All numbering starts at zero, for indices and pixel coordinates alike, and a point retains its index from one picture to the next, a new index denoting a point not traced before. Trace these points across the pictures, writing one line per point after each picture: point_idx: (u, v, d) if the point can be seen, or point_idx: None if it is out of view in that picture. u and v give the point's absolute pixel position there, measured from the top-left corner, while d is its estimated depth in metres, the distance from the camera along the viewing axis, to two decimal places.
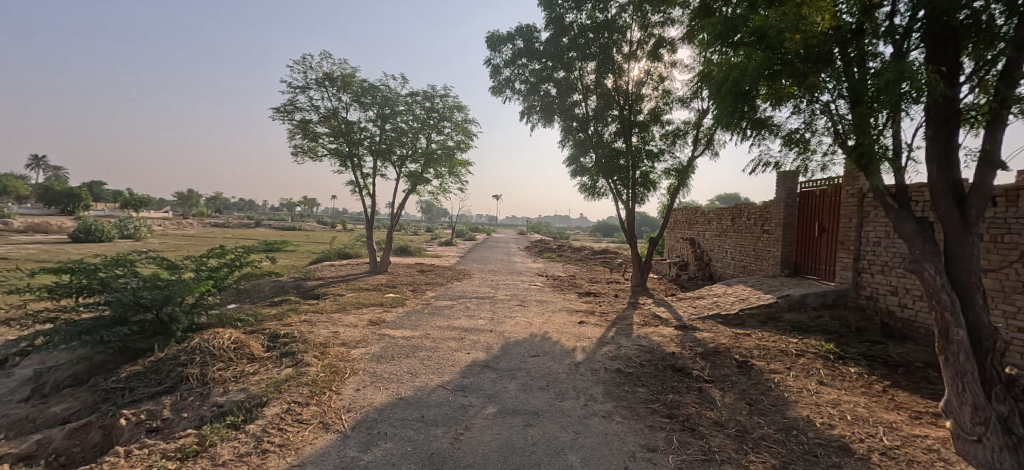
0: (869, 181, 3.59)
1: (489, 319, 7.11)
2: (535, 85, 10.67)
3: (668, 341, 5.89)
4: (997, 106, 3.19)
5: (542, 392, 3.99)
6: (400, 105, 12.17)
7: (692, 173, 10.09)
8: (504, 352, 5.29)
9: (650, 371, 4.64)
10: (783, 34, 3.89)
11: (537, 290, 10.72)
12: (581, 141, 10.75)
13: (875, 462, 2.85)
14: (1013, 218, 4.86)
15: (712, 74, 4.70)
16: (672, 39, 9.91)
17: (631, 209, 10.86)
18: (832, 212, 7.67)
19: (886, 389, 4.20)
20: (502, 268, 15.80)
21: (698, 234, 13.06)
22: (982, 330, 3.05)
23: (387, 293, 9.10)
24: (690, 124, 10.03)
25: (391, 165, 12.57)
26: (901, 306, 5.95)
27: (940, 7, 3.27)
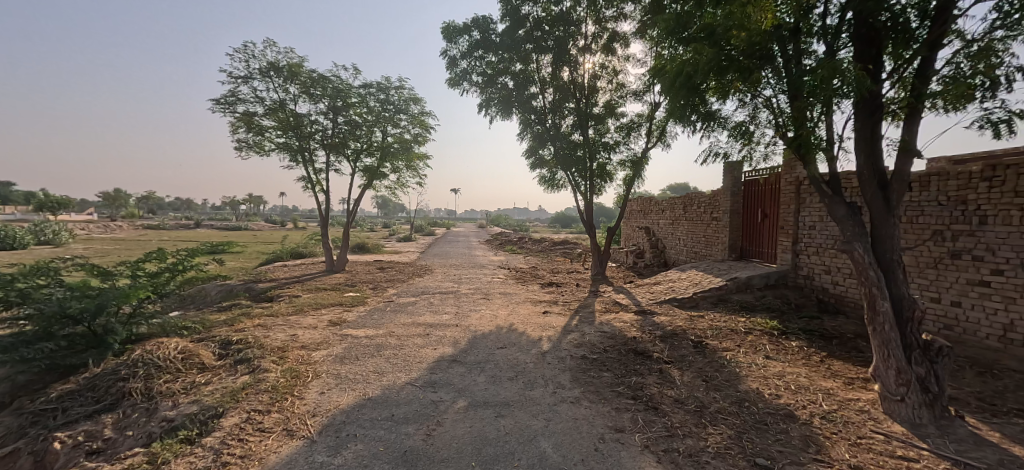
0: (808, 170, 3.86)
1: (453, 314, 7.06)
2: (492, 78, 10.58)
3: (629, 326, 6.11)
4: (915, 101, 3.52)
5: (511, 383, 4.03)
6: (352, 97, 11.70)
7: (646, 165, 10.42)
8: (471, 346, 5.27)
9: (614, 356, 4.80)
10: (729, 31, 4.03)
11: (501, 282, 10.75)
12: (540, 134, 10.80)
13: (816, 425, 3.12)
14: (924, 201, 5.43)
15: (664, 69, 4.85)
16: (625, 33, 10.13)
17: (589, 201, 11.06)
18: (772, 200, 8.21)
19: (823, 359, 4.59)
20: (465, 262, 15.69)
21: (652, 223, 13.58)
22: (903, 301, 3.39)
23: (346, 293, 8.80)
24: (643, 117, 10.35)
25: (345, 160, 12.09)
26: (834, 284, 6.50)
27: (864, 10, 3.57)
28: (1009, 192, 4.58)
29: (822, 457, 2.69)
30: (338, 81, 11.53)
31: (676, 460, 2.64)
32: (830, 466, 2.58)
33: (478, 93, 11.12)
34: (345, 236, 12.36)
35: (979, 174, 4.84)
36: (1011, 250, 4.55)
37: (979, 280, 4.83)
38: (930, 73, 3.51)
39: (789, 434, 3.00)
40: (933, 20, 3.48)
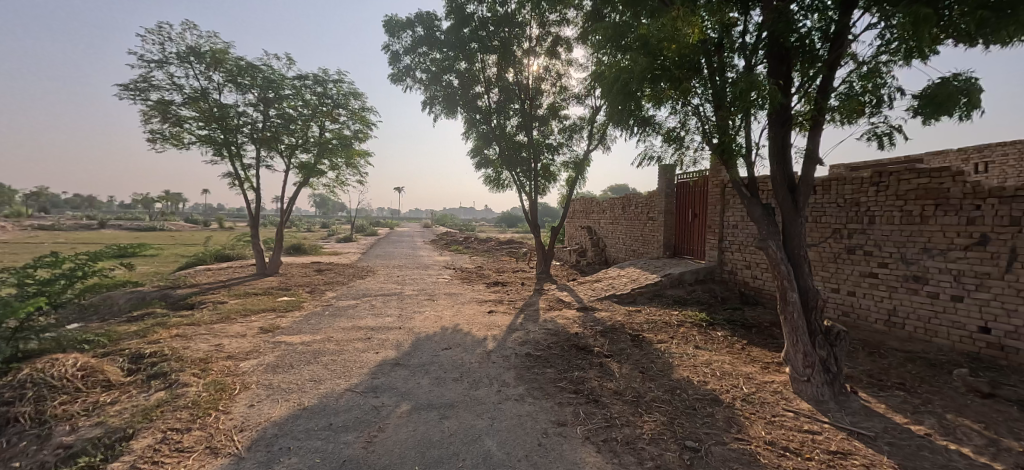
0: (730, 174, 4.19)
1: (396, 316, 6.86)
2: (436, 75, 10.40)
3: (572, 322, 6.29)
4: (817, 115, 3.95)
5: (455, 384, 3.99)
6: (286, 88, 10.98)
7: (588, 166, 10.79)
8: (415, 348, 5.15)
9: (557, 352, 4.92)
10: (662, 42, 4.26)
11: (446, 283, 10.62)
12: (485, 133, 10.82)
13: (738, 407, 3.40)
14: (826, 203, 6.11)
15: (603, 74, 5.03)
16: (568, 38, 10.41)
17: (534, 201, 11.24)
18: (701, 201, 8.84)
19: (744, 347, 5.01)
20: (410, 263, 15.32)
21: (593, 222, 14.10)
22: (809, 292, 3.78)
23: (278, 297, 8.24)
24: (585, 120, 10.71)
25: (278, 156, 11.32)
26: (753, 278, 7.12)
27: (777, 30, 3.95)
28: (892, 196, 5.27)
29: (743, 436, 2.93)
30: (270, 71, 10.76)
31: (614, 449, 2.76)
32: (749, 444, 2.82)
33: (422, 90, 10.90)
34: (279, 237, 11.59)
35: (869, 179, 5.54)
36: (894, 246, 5.25)
37: (869, 273, 5.52)
38: (830, 90, 3.96)
39: (715, 417, 3.24)
40: (832, 43, 3.94)
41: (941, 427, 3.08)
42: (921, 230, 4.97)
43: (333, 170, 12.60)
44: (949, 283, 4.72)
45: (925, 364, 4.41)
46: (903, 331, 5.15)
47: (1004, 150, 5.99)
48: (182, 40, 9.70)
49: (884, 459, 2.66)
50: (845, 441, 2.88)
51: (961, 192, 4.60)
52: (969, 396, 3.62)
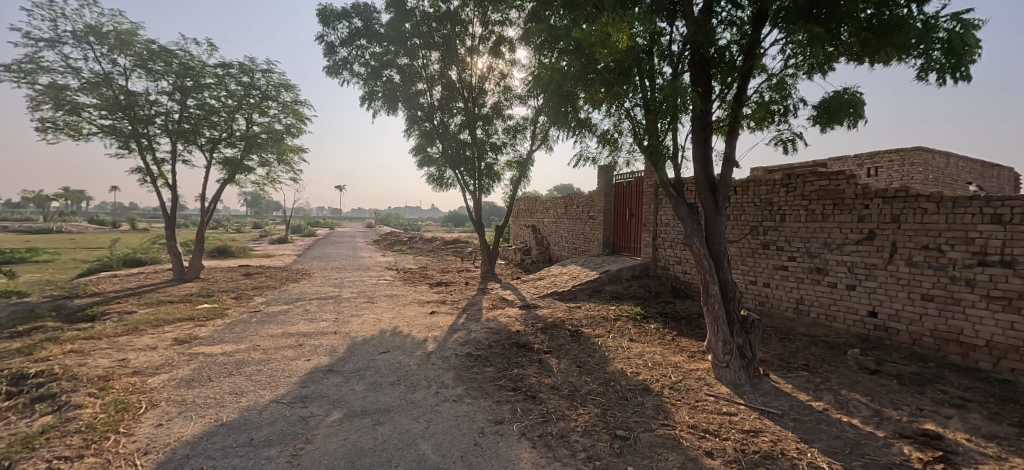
0: (659, 175, 4.43)
1: (331, 321, 6.57)
2: (376, 70, 10.09)
3: (514, 321, 6.37)
4: (734, 121, 4.28)
5: (392, 388, 3.90)
6: (207, 77, 10.13)
7: (531, 166, 10.96)
8: (350, 353, 4.96)
9: (497, 351, 4.95)
10: (594, 47, 4.39)
11: (388, 284, 10.32)
12: (427, 131, 10.65)
13: (666, 395, 3.61)
14: (745, 203, 6.64)
15: (540, 75, 5.09)
16: (511, 38, 10.50)
17: (478, 200, 11.23)
18: (637, 201, 9.29)
19: (674, 338, 5.34)
20: (350, 265, 14.71)
21: (537, 221, 14.36)
22: (728, 285, 4.09)
23: (198, 305, 7.57)
24: (528, 120, 10.88)
25: (198, 150, 10.40)
26: (683, 273, 7.59)
27: (698, 41, 4.22)
28: (800, 196, 5.85)
29: (668, 422, 3.13)
30: (187, 57, 9.88)
31: (549, 443, 2.83)
32: (674, 429, 3.02)
33: (360, 85, 10.52)
34: (201, 239, 10.68)
35: (780, 181, 6.10)
36: (801, 242, 5.83)
37: (782, 266, 6.09)
38: (745, 98, 4.31)
39: (644, 405, 3.43)
40: (746, 55, 4.29)
41: (836, 402, 3.48)
42: (823, 227, 5.56)
43: (263, 167, 11.80)
44: (845, 273, 5.33)
45: (826, 346, 4.95)
46: (809, 317, 5.75)
47: (889, 157, 6.89)
48: (79, 17, 8.62)
49: (788, 434, 2.96)
50: (757, 420, 3.17)
51: (853, 193, 5.20)
52: (859, 373, 4.12)
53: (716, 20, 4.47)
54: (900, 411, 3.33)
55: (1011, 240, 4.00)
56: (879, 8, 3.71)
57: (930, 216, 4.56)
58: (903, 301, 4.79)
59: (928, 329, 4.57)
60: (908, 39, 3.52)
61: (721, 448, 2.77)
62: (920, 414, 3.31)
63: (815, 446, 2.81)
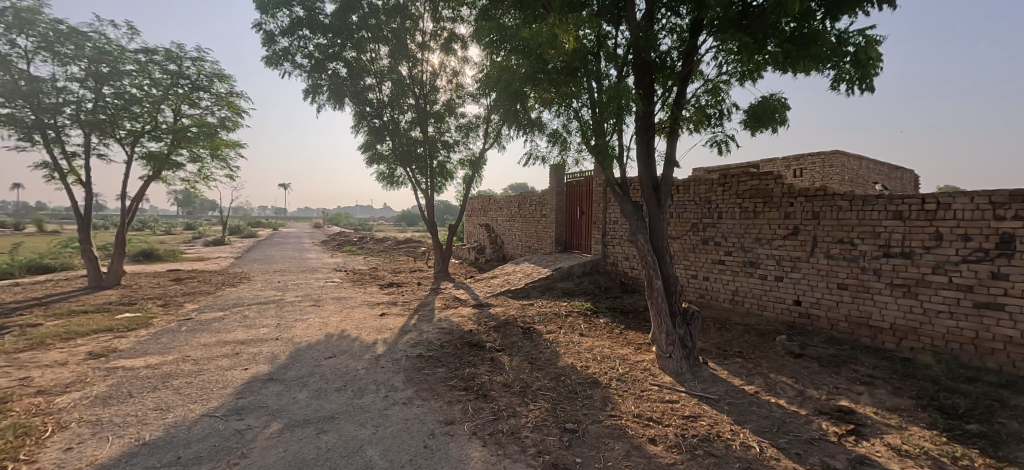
0: (606, 174, 4.57)
1: (273, 326, 6.24)
2: (320, 62, 9.67)
3: (467, 320, 6.36)
4: (674, 124, 4.51)
5: (338, 394, 3.77)
6: (127, 63, 9.24)
7: (484, 165, 10.96)
8: (292, 360, 4.73)
9: (450, 351, 4.93)
10: (542, 47, 4.44)
11: (335, 287, 9.94)
12: (376, 128, 10.35)
13: (613, 387, 3.76)
14: (686, 201, 7.01)
15: (489, 73, 5.06)
16: (463, 36, 10.42)
17: (430, 199, 11.08)
18: (588, 199, 9.56)
19: (623, 331, 5.56)
20: (295, 267, 14.00)
21: (491, 220, 14.39)
22: (670, 279, 4.30)
23: (118, 314, 6.89)
24: (480, 119, 10.87)
25: (116, 143, 9.46)
26: (631, 268, 7.91)
27: (641, 46, 4.40)
28: (734, 195, 6.26)
29: (615, 412, 3.26)
30: (103, 40, 8.96)
31: (500, 440, 2.86)
32: (620, 419, 3.15)
33: (303, 78, 10.02)
34: (122, 242, 9.74)
35: (717, 181, 6.50)
36: (736, 237, 6.24)
37: (719, 260, 6.49)
38: (684, 102, 4.55)
39: (592, 398, 3.54)
40: (684, 61, 4.53)
41: (766, 385, 3.78)
42: (755, 223, 5.99)
43: (194, 162, 10.96)
44: (774, 266, 5.78)
45: (758, 334, 5.36)
46: (744, 307, 6.19)
47: (812, 159, 7.55)
48: None
49: (724, 417, 3.18)
50: (696, 406, 3.37)
51: (781, 192, 5.65)
52: (786, 357, 4.50)
53: (657, 26, 4.68)
54: (820, 390, 3.68)
55: (909, 233, 4.54)
56: (800, 22, 4.05)
57: (844, 213, 5.05)
58: (822, 290, 5.28)
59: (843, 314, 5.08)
60: (823, 52, 3.88)
61: (663, 435, 2.93)
62: (836, 392, 3.67)
63: (747, 427, 3.04)
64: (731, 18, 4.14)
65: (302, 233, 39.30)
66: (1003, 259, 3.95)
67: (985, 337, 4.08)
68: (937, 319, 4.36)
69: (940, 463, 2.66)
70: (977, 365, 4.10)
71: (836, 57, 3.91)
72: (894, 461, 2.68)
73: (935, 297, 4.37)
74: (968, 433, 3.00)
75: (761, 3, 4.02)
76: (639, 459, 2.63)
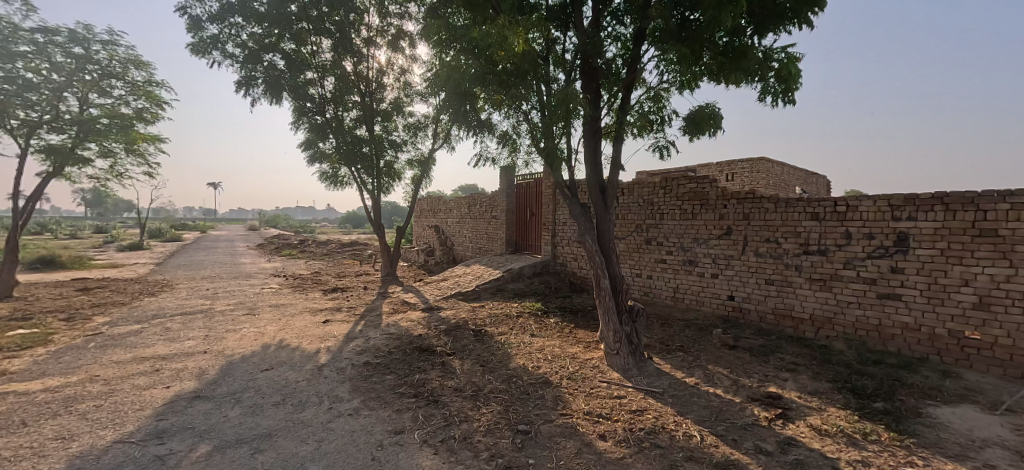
0: (555, 175, 4.66)
1: (201, 339, 5.73)
2: (254, 53, 9.08)
3: (416, 324, 6.22)
4: (620, 128, 4.69)
5: (276, 409, 3.53)
6: (20, 43, 8.16)
7: (433, 165, 10.81)
8: (223, 375, 4.36)
9: (398, 357, 4.79)
10: (492, 48, 4.45)
11: (273, 293, 9.33)
12: (318, 125, 9.88)
13: (564, 385, 3.83)
14: (630, 203, 7.32)
15: (438, 71, 4.99)
16: (411, 33, 10.23)
17: (377, 200, 10.75)
18: (537, 201, 9.73)
19: (573, 330, 5.69)
20: (227, 273, 12.96)
21: (440, 221, 14.22)
22: (616, 279, 4.46)
23: (8, 331, 5.99)
24: (429, 119, 10.72)
25: (5, 133, 8.30)
26: (580, 268, 8.14)
27: (588, 52, 4.54)
28: (674, 197, 6.63)
29: (566, 411, 3.32)
30: None
31: (452, 447, 2.81)
32: (571, 417, 3.21)
33: (235, 68, 9.35)
34: (14, 247, 8.52)
35: (659, 184, 6.86)
36: (677, 237, 6.61)
37: (662, 259, 6.83)
38: (628, 108, 4.76)
39: (544, 397, 3.59)
40: (628, 69, 4.74)
41: (704, 377, 4.03)
42: (694, 224, 6.37)
43: (104, 157, 9.87)
44: (710, 264, 6.18)
45: (697, 328, 5.70)
46: (684, 303, 6.55)
47: (743, 165, 8.19)
48: None
49: (668, 409, 3.34)
50: (643, 400, 3.52)
51: (716, 195, 6.07)
52: (722, 349, 4.82)
53: (603, 34, 4.85)
54: (752, 378, 3.98)
55: (825, 232, 5.04)
56: (732, 37, 4.37)
57: (769, 214, 5.52)
58: (753, 285, 5.71)
59: (771, 307, 5.53)
60: (751, 65, 4.24)
61: (613, 430, 3.02)
62: (765, 379, 3.99)
63: (689, 417, 3.22)
64: (671, 30, 4.39)
65: (236, 237, 36.48)
66: (900, 254, 4.50)
67: (886, 324, 4.62)
68: (847, 309, 4.88)
69: (852, 439, 2.96)
70: (881, 348, 4.63)
71: (762, 70, 4.26)
72: (816, 440, 2.94)
73: (845, 290, 4.88)
74: (875, 411, 3.37)
75: (698, 17, 4.30)
76: (590, 456, 2.69)
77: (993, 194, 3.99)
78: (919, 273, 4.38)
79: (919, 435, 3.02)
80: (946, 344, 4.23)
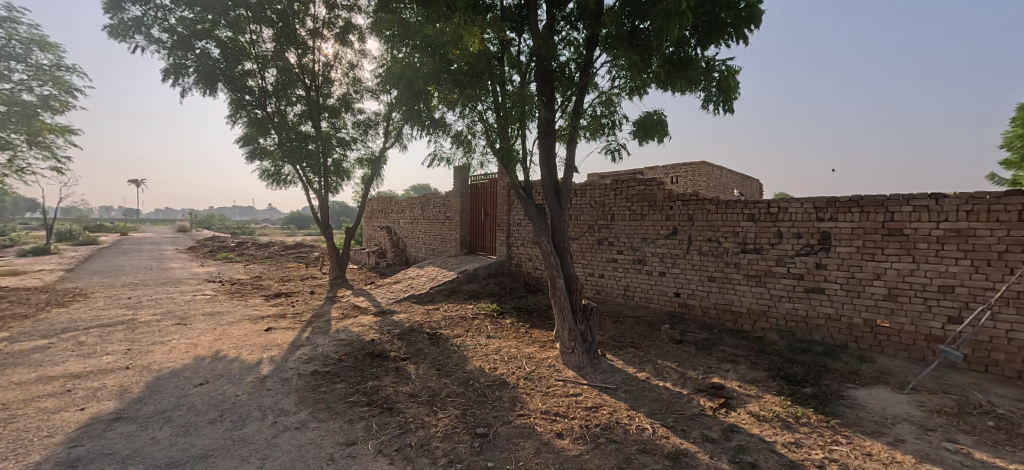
0: (510, 176, 4.68)
1: (122, 353, 5.17)
2: (184, 40, 8.41)
3: (367, 329, 6.00)
4: (573, 131, 4.80)
5: (213, 427, 3.26)
6: None
7: (384, 164, 10.52)
8: (149, 393, 3.96)
9: (349, 364, 4.59)
10: (447, 46, 4.40)
11: (208, 300, 8.62)
12: (259, 119, 9.30)
13: (522, 386, 3.85)
14: (583, 204, 7.52)
15: (390, 68, 4.87)
16: (360, 27, 9.91)
17: (324, 200, 10.29)
18: (492, 202, 9.75)
19: (529, 330, 5.74)
20: (153, 280, 11.80)
21: (392, 222, 13.84)
22: (571, 278, 4.55)
23: None
24: (380, 116, 10.42)
25: None
26: (534, 269, 8.24)
27: (543, 55, 4.61)
28: (625, 199, 6.90)
29: (524, 412, 3.33)
30: None
31: (408, 455, 2.73)
32: (529, 418, 3.23)
33: (162, 55, 8.59)
34: None
35: (610, 186, 7.11)
36: (627, 237, 6.86)
37: (613, 258, 7.06)
38: (582, 111, 4.89)
39: (502, 399, 3.58)
40: (581, 74, 4.86)
41: (654, 371, 4.21)
42: (643, 224, 6.65)
43: None
44: (658, 263, 6.47)
45: (647, 324, 5.95)
46: (634, 301, 6.82)
47: (686, 169, 8.67)
48: None
49: (622, 404, 3.45)
50: (598, 396, 3.61)
51: (663, 196, 6.38)
52: (670, 344, 5.06)
53: (557, 38, 4.95)
54: (698, 371, 4.21)
55: (760, 232, 5.45)
56: (678, 47, 4.60)
57: (710, 214, 5.88)
58: (697, 282, 6.05)
59: (713, 303, 5.88)
60: (696, 75, 4.50)
61: (570, 428, 3.07)
62: (709, 371, 4.23)
63: (641, 410, 3.34)
64: (622, 37, 4.55)
65: (165, 239, 33.33)
66: (823, 252, 4.95)
67: (812, 315, 5.07)
68: (779, 303, 5.30)
69: (786, 422, 3.21)
70: (808, 338, 5.07)
71: (706, 81, 4.57)
72: (755, 425, 3.16)
73: (777, 285, 5.30)
74: (805, 395, 3.68)
75: (647, 27, 4.50)
76: (548, 455, 2.71)
77: (898, 197, 4.50)
78: (839, 269, 4.85)
79: (842, 416, 3.32)
80: (862, 332, 4.71)
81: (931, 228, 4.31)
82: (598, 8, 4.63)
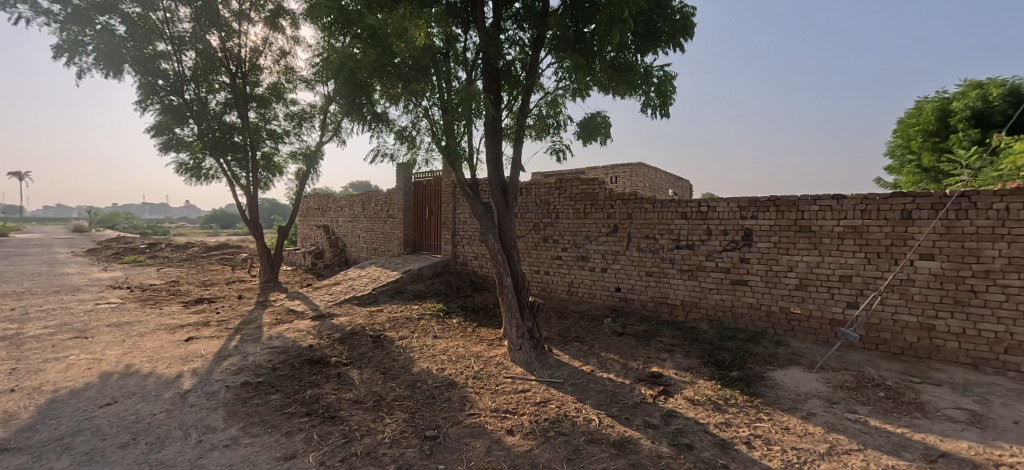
0: (457, 175, 4.62)
1: (2, 374, 4.42)
2: (81, 12, 7.39)
3: (304, 335, 5.65)
4: (519, 130, 4.85)
5: (124, 452, 2.89)
6: None
7: (321, 159, 9.97)
8: (41, 419, 3.43)
9: (285, 373, 4.30)
10: (391, 38, 4.27)
11: (114, 309, 7.64)
12: (173, 106, 8.40)
13: (471, 385, 3.83)
14: (528, 203, 7.61)
15: (328, 58, 4.63)
16: (292, 12, 9.33)
17: (253, 196, 9.54)
18: (437, 200, 9.60)
19: (476, 329, 5.72)
20: (41, 288, 10.19)
21: (331, 221, 13.16)
22: (518, 276, 4.58)
23: None
24: (315, 108, 9.85)
25: None
26: (481, 267, 8.24)
27: (489, 52, 4.61)
28: (569, 198, 7.09)
29: (474, 411, 3.32)
30: None
31: (354, 465, 2.61)
32: (479, 417, 3.22)
33: (51, 28, 7.49)
34: None
35: (554, 186, 7.28)
36: (571, 235, 7.07)
37: (559, 256, 7.24)
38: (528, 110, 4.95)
39: (451, 400, 3.54)
40: (528, 73, 4.92)
41: (598, 363, 4.38)
42: (586, 223, 6.89)
43: None
44: (601, 260, 6.73)
45: (591, 319, 6.18)
46: (579, 297, 7.04)
47: (625, 170, 9.12)
48: None
49: (569, 397, 3.56)
50: (546, 391, 3.69)
51: (605, 196, 6.64)
52: (613, 337, 5.29)
53: (503, 36, 4.97)
54: (638, 361, 4.44)
55: (692, 230, 5.85)
56: (620, 52, 4.81)
57: (648, 213, 6.23)
58: (637, 277, 6.37)
59: (652, 296, 6.23)
60: (636, 79, 4.76)
61: (520, 424, 3.11)
62: (649, 361, 4.48)
63: (588, 402, 3.47)
64: (567, 39, 4.67)
65: (55, 241, 28.91)
66: (746, 247, 5.43)
67: (737, 305, 5.54)
68: (709, 295, 5.73)
69: (717, 404, 3.49)
70: (734, 326, 5.54)
71: (645, 85, 4.85)
72: (690, 409, 3.39)
73: (707, 278, 5.72)
74: (732, 378, 4.02)
75: (590, 31, 4.66)
76: (499, 453, 2.72)
77: (807, 198, 5.05)
78: (759, 262, 5.34)
79: (764, 395, 3.67)
80: (778, 319, 5.24)
81: (834, 225, 4.88)
82: (543, 10, 4.73)
